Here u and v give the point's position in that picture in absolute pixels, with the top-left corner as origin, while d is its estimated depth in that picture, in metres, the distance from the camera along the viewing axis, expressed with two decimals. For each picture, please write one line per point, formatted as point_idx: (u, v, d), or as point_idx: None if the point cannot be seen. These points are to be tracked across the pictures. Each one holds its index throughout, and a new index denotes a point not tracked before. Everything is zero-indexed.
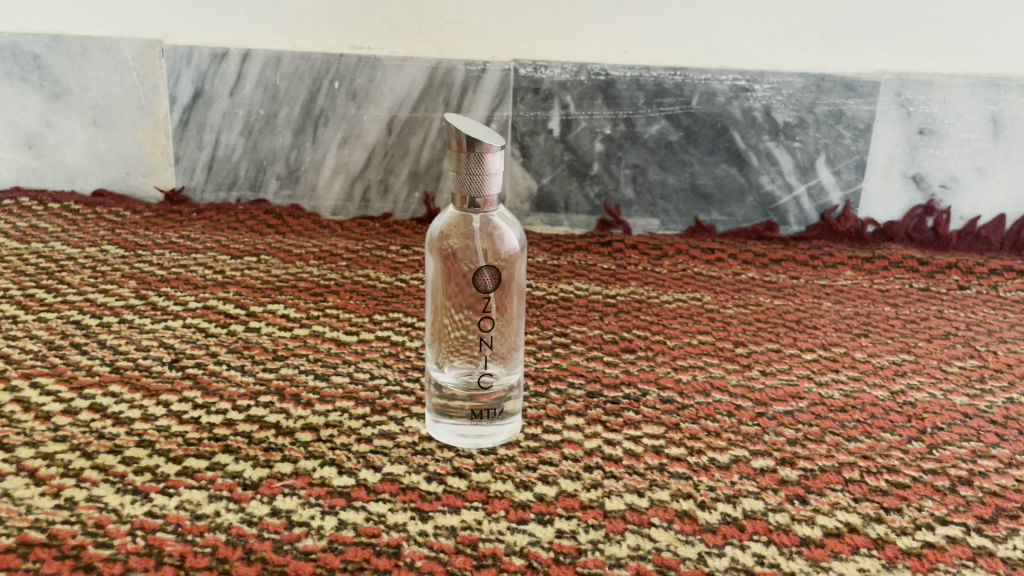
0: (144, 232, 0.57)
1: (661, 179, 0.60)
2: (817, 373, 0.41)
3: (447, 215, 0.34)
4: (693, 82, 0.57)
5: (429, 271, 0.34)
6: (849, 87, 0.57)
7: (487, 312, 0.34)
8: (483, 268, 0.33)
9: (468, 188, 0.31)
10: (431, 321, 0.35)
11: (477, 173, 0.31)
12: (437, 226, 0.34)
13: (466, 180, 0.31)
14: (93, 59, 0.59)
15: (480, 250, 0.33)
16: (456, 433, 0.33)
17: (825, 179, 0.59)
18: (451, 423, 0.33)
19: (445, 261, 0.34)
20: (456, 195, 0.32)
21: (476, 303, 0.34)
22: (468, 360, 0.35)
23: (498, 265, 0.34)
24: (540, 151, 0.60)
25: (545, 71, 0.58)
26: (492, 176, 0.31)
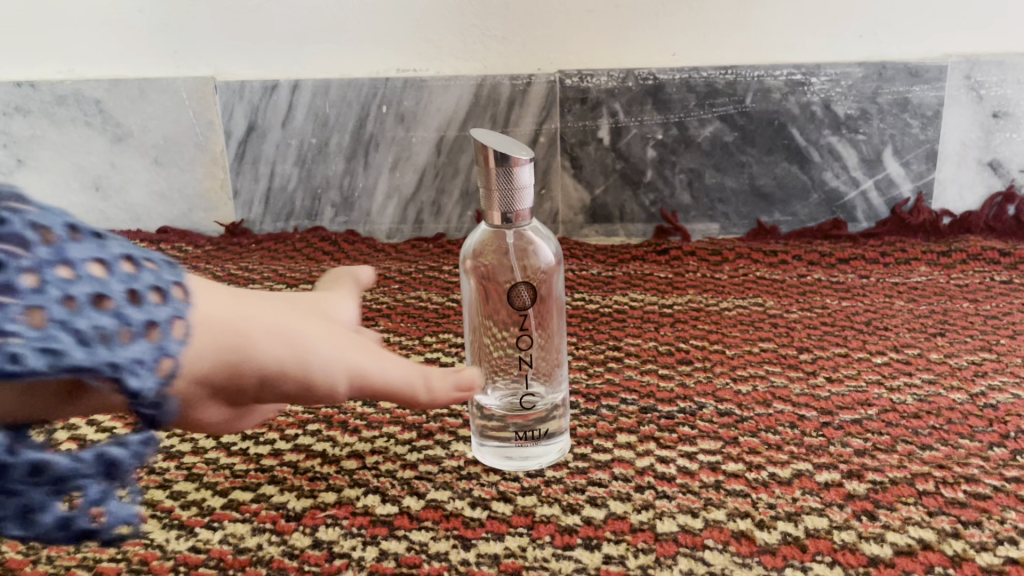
0: (204, 265, 0.58)
1: (719, 182, 0.58)
2: (888, 377, 0.38)
3: (477, 233, 0.33)
4: (746, 80, 0.55)
5: (465, 291, 0.34)
6: (913, 74, 0.54)
7: (526, 329, 0.33)
8: (519, 285, 0.32)
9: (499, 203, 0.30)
10: (470, 342, 0.34)
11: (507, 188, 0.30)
12: (471, 244, 0.33)
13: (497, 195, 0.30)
14: (151, 99, 0.61)
15: (515, 268, 0.33)
16: (502, 454, 0.33)
17: (893, 172, 0.56)
18: (496, 445, 0.33)
19: (480, 280, 0.33)
20: (488, 210, 0.31)
21: (514, 321, 0.33)
22: (510, 381, 0.34)
23: (535, 281, 0.33)
24: (591, 161, 0.59)
25: (591, 80, 0.57)
26: (524, 190, 0.30)
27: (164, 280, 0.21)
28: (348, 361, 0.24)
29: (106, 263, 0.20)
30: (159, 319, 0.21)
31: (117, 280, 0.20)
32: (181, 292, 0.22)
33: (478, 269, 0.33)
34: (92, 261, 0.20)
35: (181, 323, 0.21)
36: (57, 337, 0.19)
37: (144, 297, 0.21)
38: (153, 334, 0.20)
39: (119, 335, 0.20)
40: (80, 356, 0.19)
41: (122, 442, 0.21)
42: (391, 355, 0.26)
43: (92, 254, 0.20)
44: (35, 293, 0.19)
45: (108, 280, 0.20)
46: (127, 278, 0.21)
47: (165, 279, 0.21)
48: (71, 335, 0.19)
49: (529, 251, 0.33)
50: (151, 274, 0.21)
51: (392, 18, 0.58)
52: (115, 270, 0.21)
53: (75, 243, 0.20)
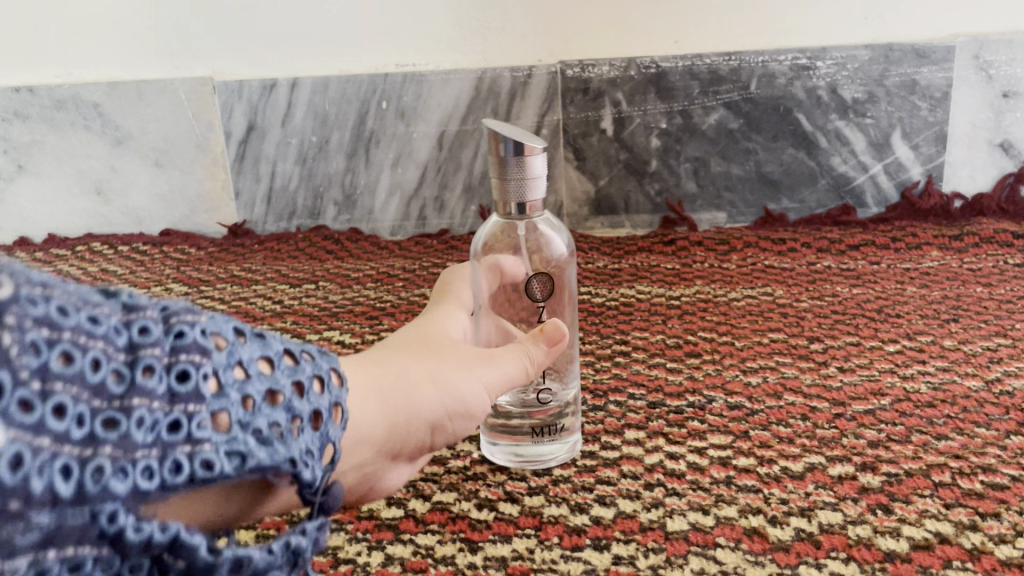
0: (208, 267, 0.58)
1: (725, 170, 0.57)
2: (902, 366, 0.38)
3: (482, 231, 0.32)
4: (750, 66, 0.54)
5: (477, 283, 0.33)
6: (921, 55, 0.53)
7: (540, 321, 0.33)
8: (531, 278, 0.32)
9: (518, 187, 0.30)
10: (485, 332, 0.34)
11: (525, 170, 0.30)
12: (482, 237, 0.32)
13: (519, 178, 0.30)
14: (150, 101, 0.60)
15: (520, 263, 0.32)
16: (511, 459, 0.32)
17: (903, 155, 0.55)
18: (509, 443, 0.32)
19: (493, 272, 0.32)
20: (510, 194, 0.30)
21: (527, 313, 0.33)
22: None
23: (548, 273, 0.32)
24: (595, 152, 0.58)
25: (593, 70, 0.56)
26: (536, 181, 0.30)
27: (320, 367, 0.23)
28: (482, 385, 0.28)
29: (271, 360, 0.22)
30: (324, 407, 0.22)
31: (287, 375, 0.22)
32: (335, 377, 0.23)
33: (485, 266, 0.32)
34: (258, 360, 0.22)
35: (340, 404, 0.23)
36: (241, 440, 0.20)
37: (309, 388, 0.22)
38: (317, 419, 0.22)
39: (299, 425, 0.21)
40: (263, 454, 0.20)
41: (300, 530, 0.21)
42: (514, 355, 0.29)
43: (259, 353, 0.22)
44: (219, 399, 0.20)
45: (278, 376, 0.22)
46: (293, 371, 0.22)
47: (323, 367, 0.23)
48: (252, 435, 0.20)
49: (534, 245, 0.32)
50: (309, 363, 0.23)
51: (390, 12, 0.57)
52: (282, 368, 0.22)
53: (243, 346, 0.21)
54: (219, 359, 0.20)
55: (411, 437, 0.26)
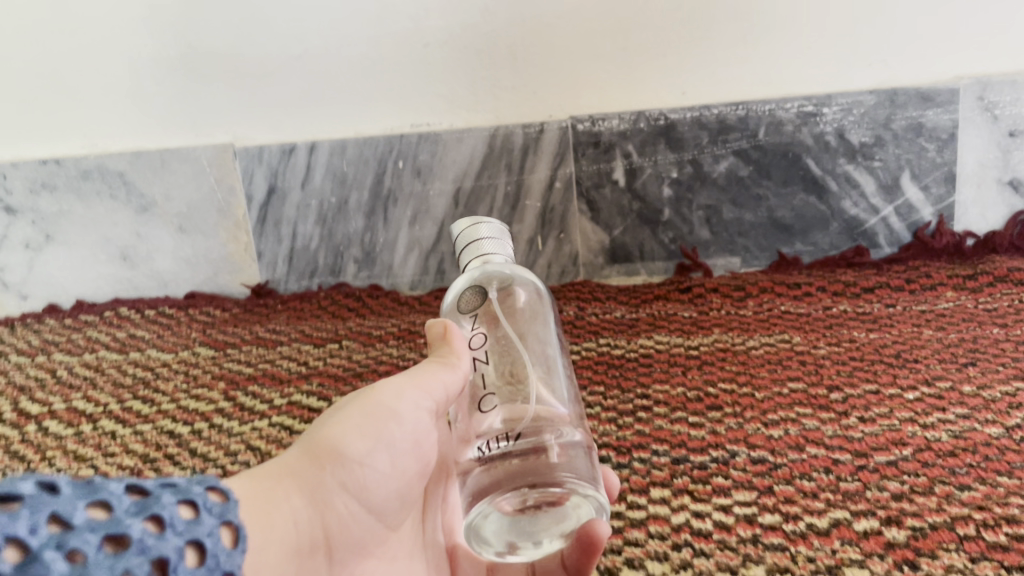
0: (233, 329, 0.59)
1: (737, 217, 0.58)
2: (921, 414, 0.38)
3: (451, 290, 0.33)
4: (757, 115, 0.56)
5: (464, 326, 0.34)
6: (926, 98, 0.54)
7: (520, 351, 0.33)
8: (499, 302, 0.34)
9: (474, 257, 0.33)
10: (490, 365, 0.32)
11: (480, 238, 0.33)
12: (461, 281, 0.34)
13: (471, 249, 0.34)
14: (173, 169, 0.62)
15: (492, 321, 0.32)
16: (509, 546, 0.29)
17: (913, 196, 0.56)
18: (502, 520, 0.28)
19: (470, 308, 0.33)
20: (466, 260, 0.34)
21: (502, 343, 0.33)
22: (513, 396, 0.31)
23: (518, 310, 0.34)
24: (608, 203, 0.59)
25: (603, 124, 0.58)
26: None
27: (171, 497, 0.21)
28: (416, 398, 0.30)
29: (110, 506, 0.19)
30: (196, 535, 0.20)
31: (139, 517, 0.20)
32: (207, 497, 0.22)
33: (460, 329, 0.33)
34: (87, 507, 0.19)
35: (216, 525, 0.21)
36: None
37: (173, 523, 0.20)
38: (189, 552, 0.20)
39: (173, 566, 0.19)
40: None
41: None
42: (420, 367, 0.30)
43: (88, 500, 0.19)
44: (38, 560, 0.17)
45: (129, 519, 0.19)
46: (146, 509, 0.20)
47: (181, 493, 0.21)
48: None
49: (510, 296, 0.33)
50: (165, 493, 0.21)
51: (404, 75, 0.59)
52: (131, 511, 0.20)
53: (63, 499, 0.18)
54: (28, 526, 0.17)
55: (333, 509, 0.28)
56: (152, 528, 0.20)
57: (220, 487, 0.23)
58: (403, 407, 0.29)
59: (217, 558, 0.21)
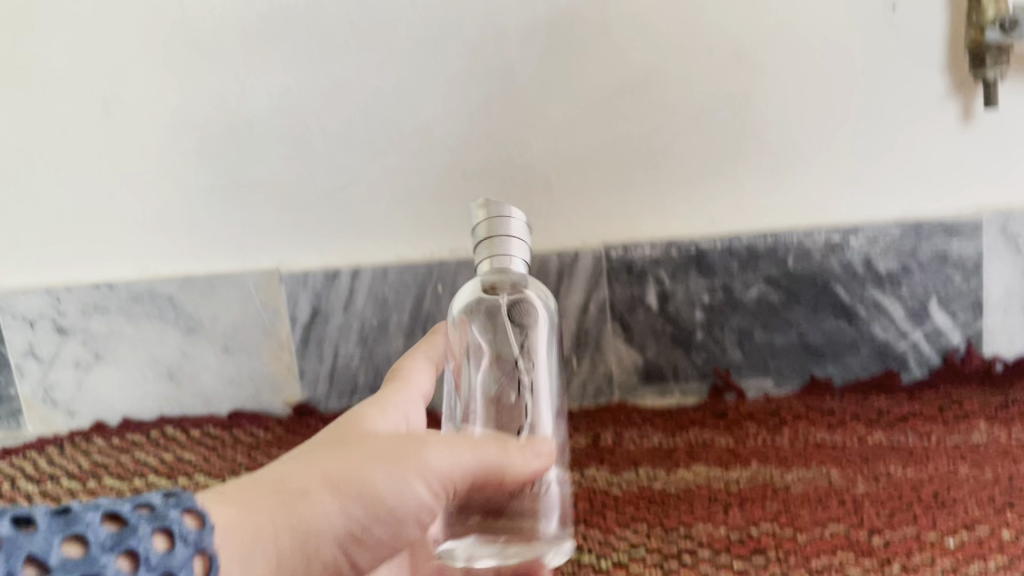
0: (277, 451, 0.60)
1: (769, 341, 0.59)
2: (964, 563, 0.38)
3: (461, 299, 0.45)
4: (786, 244, 0.58)
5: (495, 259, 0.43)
6: (950, 230, 0.56)
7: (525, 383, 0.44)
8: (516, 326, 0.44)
9: (504, 229, 0.39)
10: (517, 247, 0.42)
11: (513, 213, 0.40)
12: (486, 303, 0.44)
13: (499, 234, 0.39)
14: (220, 292, 0.65)
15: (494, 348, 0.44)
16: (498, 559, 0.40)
17: (941, 323, 0.57)
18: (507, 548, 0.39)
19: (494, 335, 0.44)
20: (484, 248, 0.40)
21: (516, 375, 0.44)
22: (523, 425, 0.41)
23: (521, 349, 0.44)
24: (641, 326, 0.61)
25: (635, 251, 0.60)
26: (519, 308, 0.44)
27: (147, 530, 0.26)
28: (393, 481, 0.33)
29: (84, 539, 0.24)
30: (170, 568, 0.25)
31: (112, 551, 0.24)
32: (185, 524, 0.27)
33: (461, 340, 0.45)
34: (63, 545, 0.24)
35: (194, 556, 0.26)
36: None
37: (146, 558, 0.25)
38: None
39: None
40: None
41: None
42: (432, 444, 0.34)
43: (62, 537, 0.24)
44: None
45: (104, 553, 0.24)
46: (121, 542, 0.25)
47: (168, 521, 0.27)
48: None
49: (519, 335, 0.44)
50: (144, 524, 0.26)
51: (444, 205, 0.62)
52: (104, 543, 0.25)
53: (36, 541, 0.23)
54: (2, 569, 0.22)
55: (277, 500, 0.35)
56: (125, 565, 0.25)
57: (205, 514, 0.28)
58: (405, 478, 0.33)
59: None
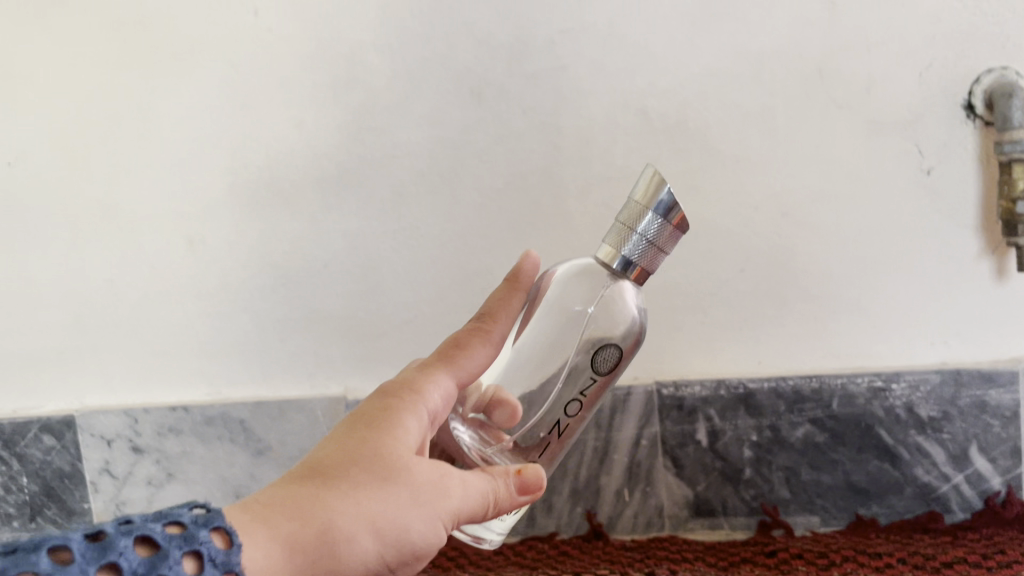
0: None
1: (815, 479, 0.62)
2: None
3: (564, 277, 0.50)
4: (831, 388, 0.61)
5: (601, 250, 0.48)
6: (988, 378, 0.59)
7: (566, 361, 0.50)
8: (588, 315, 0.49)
9: (644, 226, 0.45)
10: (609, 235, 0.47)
11: (661, 221, 0.45)
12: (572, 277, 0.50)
13: (640, 225, 0.45)
14: (289, 417, 0.69)
15: (552, 334, 0.50)
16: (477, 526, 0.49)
17: (981, 466, 0.60)
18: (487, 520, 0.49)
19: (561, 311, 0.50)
20: (620, 220, 0.46)
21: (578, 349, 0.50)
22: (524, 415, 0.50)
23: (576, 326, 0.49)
24: (692, 460, 0.63)
25: (686, 389, 0.63)
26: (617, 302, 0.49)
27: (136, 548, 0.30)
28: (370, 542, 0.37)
29: (118, 566, 0.29)
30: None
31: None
32: (213, 545, 0.32)
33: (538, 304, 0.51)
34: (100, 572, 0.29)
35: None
36: None
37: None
38: None
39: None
40: None
41: None
42: (448, 496, 0.40)
43: (103, 563, 0.29)
44: None
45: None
46: (154, 570, 0.30)
47: (161, 537, 0.31)
48: None
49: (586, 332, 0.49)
50: (175, 548, 0.31)
51: None
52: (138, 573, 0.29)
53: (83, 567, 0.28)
54: None
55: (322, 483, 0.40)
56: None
57: (230, 531, 0.34)
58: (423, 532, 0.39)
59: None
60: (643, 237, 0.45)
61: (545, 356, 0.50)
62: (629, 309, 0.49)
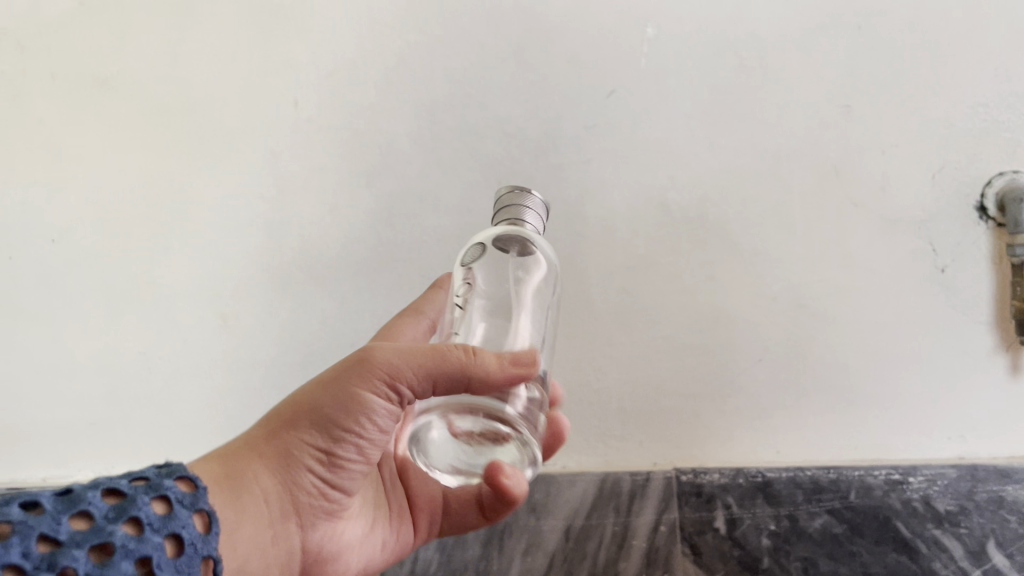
0: None
1: (833, 570, 0.59)
2: None
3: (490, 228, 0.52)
4: (849, 478, 0.61)
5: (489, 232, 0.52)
6: (1004, 474, 0.60)
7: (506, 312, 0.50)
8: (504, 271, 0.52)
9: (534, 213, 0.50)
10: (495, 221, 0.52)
11: (530, 194, 0.50)
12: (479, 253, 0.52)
13: (515, 202, 0.50)
14: None
15: (495, 275, 0.51)
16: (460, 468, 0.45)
17: (1001, 563, 0.57)
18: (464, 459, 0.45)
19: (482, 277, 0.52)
20: (504, 214, 0.50)
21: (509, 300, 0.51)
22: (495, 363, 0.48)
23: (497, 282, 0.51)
24: (709, 547, 0.62)
25: (705, 476, 0.64)
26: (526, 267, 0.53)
27: (103, 498, 0.35)
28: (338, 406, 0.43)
29: (88, 513, 0.33)
30: (172, 526, 0.35)
31: (119, 521, 0.34)
32: (177, 491, 0.37)
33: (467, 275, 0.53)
34: (76, 517, 0.33)
35: (190, 514, 0.37)
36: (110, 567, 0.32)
37: (149, 522, 0.34)
38: (169, 538, 0.35)
39: (154, 559, 0.33)
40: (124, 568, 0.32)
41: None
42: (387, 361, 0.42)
43: (78, 510, 0.33)
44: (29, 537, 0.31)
45: (112, 524, 0.33)
46: (126, 512, 0.34)
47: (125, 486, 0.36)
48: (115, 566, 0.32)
49: (523, 267, 0.52)
50: (142, 494, 0.36)
51: None
52: (109, 516, 0.34)
53: (61, 514, 0.32)
54: (46, 527, 0.31)
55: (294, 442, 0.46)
56: (130, 530, 0.34)
57: (190, 477, 0.39)
58: (349, 396, 0.42)
59: (196, 543, 0.36)
60: (525, 206, 0.50)
61: (494, 296, 0.51)
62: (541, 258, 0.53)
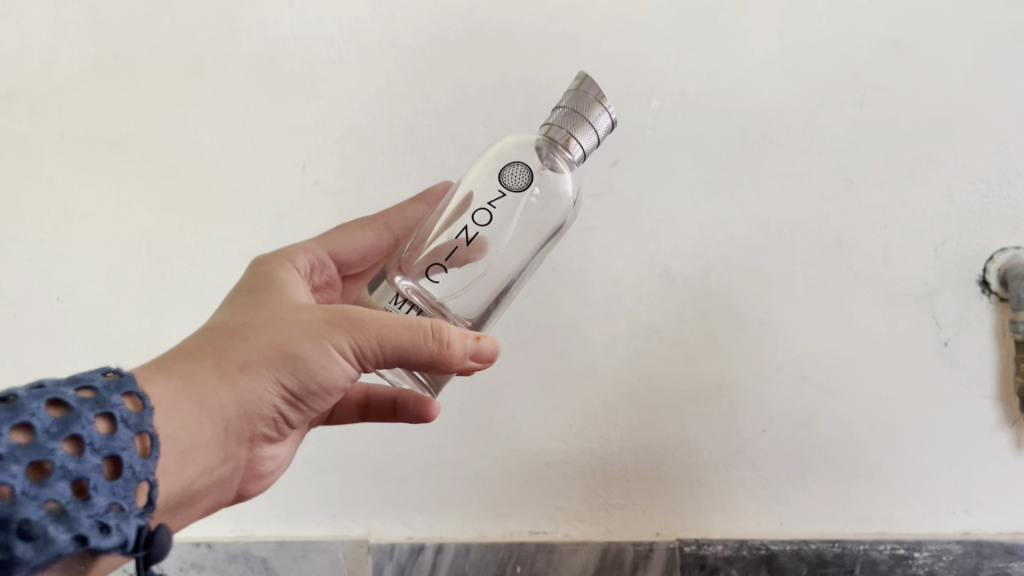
0: None
1: None
2: None
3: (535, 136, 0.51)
4: (853, 552, 0.63)
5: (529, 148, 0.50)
6: (1010, 551, 0.60)
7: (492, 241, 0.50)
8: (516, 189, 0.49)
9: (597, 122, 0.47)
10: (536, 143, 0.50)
11: (605, 111, 0.47)
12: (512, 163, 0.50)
13: (583, 113, 0.47)
14: (312, 558, 0.70)
15: (508, 205, 0.49)
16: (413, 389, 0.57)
17: None
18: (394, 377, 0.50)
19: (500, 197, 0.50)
20: (564, 113, 0.47)
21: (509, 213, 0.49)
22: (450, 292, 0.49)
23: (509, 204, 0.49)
24: None
25: (709, 548, 0.65)
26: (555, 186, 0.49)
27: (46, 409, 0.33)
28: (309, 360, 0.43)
29: (29, 427, 0.32)
30: (113, 446, 0.34)
31: (59, 438, 0.32)
32: (124, 409, 0.35)
33: (482, 175, 0.51)
34: (14, 432, 0.31)
35: (134, 436, 0.35)
36: (42, 493, 0.31)
37: (91, 440, 0.33)
38: (108, 463, 0.34)
39: (92, 482, 0.32)
40: (56, 492, 0.31)
41: (143, 517, 0.34)
42: (376, 331, 0.42)
43: (16, 423, 0.31)
44: None
45: (51, 441, 0.32)
46: (67, 429, 0.32)
47: (69, 396, 0.34)
48: (48, 493, 0.31)
49: (538, 217, 0.50)
50: (88, 409, 0.34)
51: (518, 483, 0.68)
52: (50, 431, 0.32)
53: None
54: None
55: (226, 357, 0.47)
56: (69, 448, 0.32)
57: (138, 395, 0.37)
58: (326, 348, 0.43)
59: (135, 468, 0.34)
60: (591, 126, 0.46)
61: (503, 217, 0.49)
62: (569, 189, 0.50)
